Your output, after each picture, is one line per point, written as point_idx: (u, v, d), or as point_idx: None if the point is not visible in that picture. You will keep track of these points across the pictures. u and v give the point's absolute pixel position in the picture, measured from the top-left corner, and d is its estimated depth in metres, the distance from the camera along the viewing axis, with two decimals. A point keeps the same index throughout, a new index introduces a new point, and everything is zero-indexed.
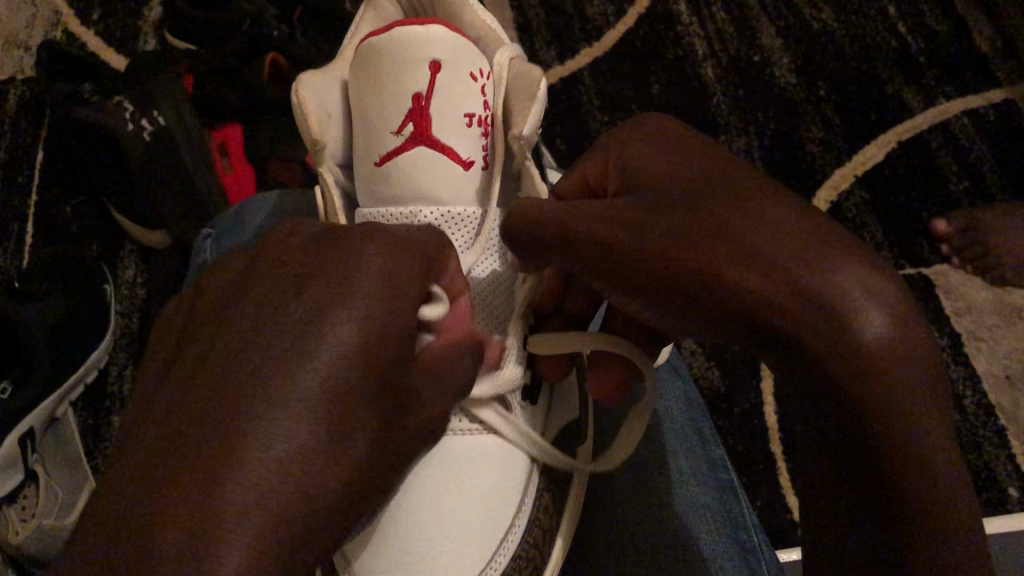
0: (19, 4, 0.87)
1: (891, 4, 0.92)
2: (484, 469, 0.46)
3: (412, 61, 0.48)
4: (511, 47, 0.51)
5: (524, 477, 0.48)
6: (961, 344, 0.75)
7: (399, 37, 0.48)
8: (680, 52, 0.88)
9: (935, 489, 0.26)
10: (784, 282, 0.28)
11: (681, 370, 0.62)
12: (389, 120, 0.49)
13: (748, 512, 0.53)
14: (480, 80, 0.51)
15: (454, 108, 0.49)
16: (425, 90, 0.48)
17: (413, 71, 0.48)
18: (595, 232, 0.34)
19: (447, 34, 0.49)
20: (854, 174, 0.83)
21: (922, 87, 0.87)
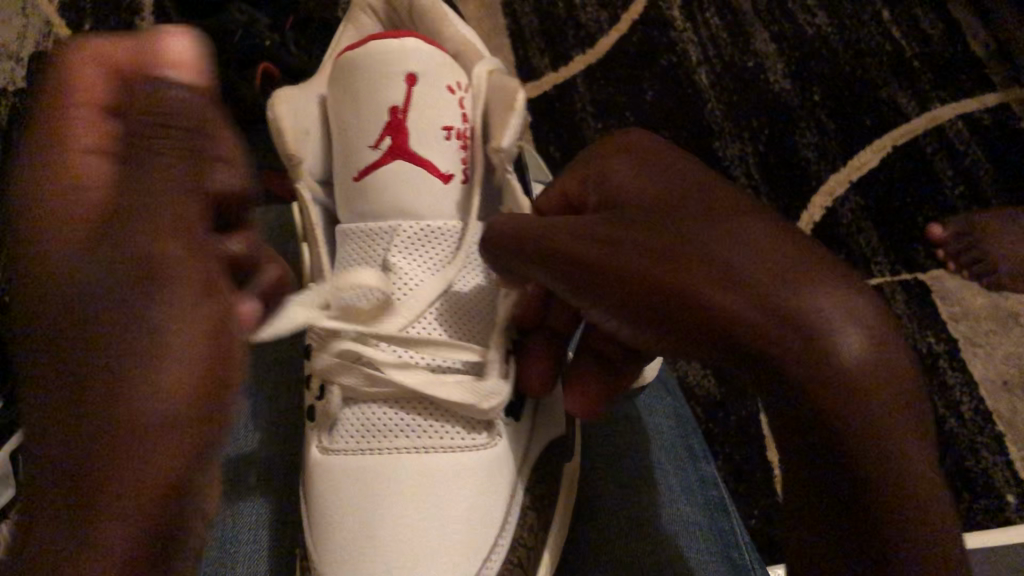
0: None
1: (886, 8, 0.92)
2: (467, 484, 0.46)
3: (387, 75, 0.49)
4: (489, 60, 0.52)
5: (508, 492, 0.48)
6: (957, 350, 0.75)
7: (373, 53, 0.49)
8: (674, 57, 0.88)
9: (909, 513, 0.26)
10: (756, 298, 0.28)
11: (669, 384, 0.61)
12: (366, 134, 0.49)
13: (738, 527, 0.53)
14: (458, 93, 0.51)
15: (430, 120, 0.49)
16: (402, 103, 0.49)
17: (388, 84, 0.49)
18: (573, 248, 0.34)
19: (421, 47, 0.49)
20: (848, 180, 0.83)
21: (916, 92, 0.87)
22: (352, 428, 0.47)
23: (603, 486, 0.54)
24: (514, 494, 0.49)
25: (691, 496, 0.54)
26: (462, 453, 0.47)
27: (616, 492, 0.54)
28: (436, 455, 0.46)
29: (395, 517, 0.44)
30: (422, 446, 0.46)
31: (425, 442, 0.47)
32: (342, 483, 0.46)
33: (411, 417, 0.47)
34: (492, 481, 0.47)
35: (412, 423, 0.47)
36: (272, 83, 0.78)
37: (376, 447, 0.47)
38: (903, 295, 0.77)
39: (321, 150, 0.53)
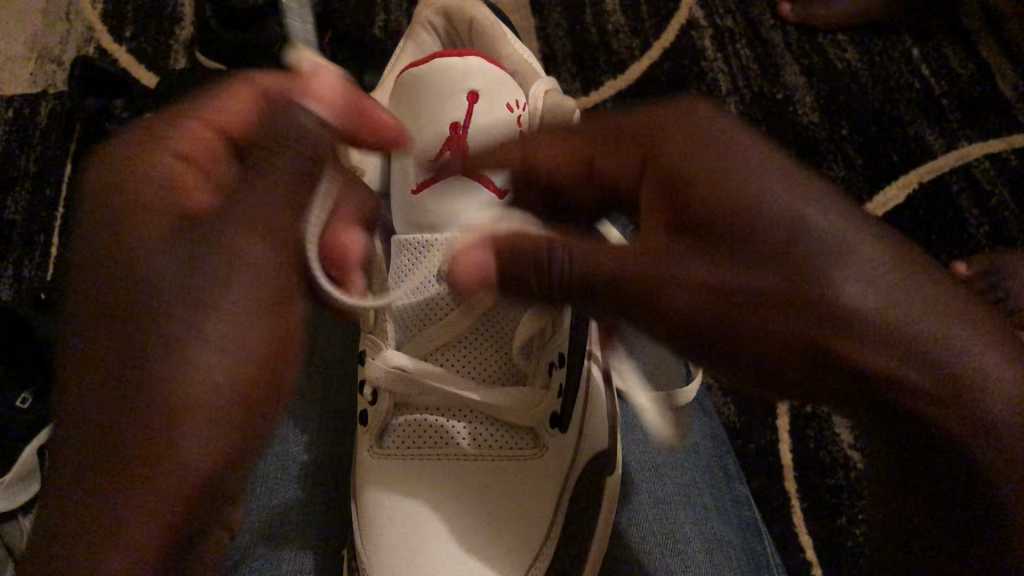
0: (55, 17, 0.90)
1: (916, 45, 0.94)
2: (517, 489, 0.50)
3: (452, 90, 0.53)
4: (546, 78, 0.55)
5: (558, 503, 0.50)
6: None
7: (439, 69, 0.53)
8: (704, 87, 0.91)
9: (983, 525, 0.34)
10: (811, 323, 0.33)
11: (707, 405, 0.63)
12: (428, 149, 0.53)
13: (770, 550, 0.55)
14: (516, 111, 0.54)
15: (488, 138, 0.52)
16: (463, 119, 0.52)
17: (451, 102, 0.52)
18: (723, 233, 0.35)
19: (484, 66, 0.54)
20: (917, 181, 0.86)
21: (943, 129, 0.89)
22: (403, 434, 0.51)
23: (647, 468, 0.55)
24: (560, 500, 0.51)
25: (729, 509, 0.55)
26: (507, 458, 0.50)
27: (654, 473, 0.55)
28: (492, 460, 0.50)
29: (433, 522, 0.48)
30: (472, 451, 0.50)
31: (477, 446, 0.50)
32: (398, 490, 0.49)
33: (464, 422, 0.50)
34: (546, 486, 0.50)
35: (466, 426, 0.50)
36: None
37: (429, 453, 0.50)
38: None
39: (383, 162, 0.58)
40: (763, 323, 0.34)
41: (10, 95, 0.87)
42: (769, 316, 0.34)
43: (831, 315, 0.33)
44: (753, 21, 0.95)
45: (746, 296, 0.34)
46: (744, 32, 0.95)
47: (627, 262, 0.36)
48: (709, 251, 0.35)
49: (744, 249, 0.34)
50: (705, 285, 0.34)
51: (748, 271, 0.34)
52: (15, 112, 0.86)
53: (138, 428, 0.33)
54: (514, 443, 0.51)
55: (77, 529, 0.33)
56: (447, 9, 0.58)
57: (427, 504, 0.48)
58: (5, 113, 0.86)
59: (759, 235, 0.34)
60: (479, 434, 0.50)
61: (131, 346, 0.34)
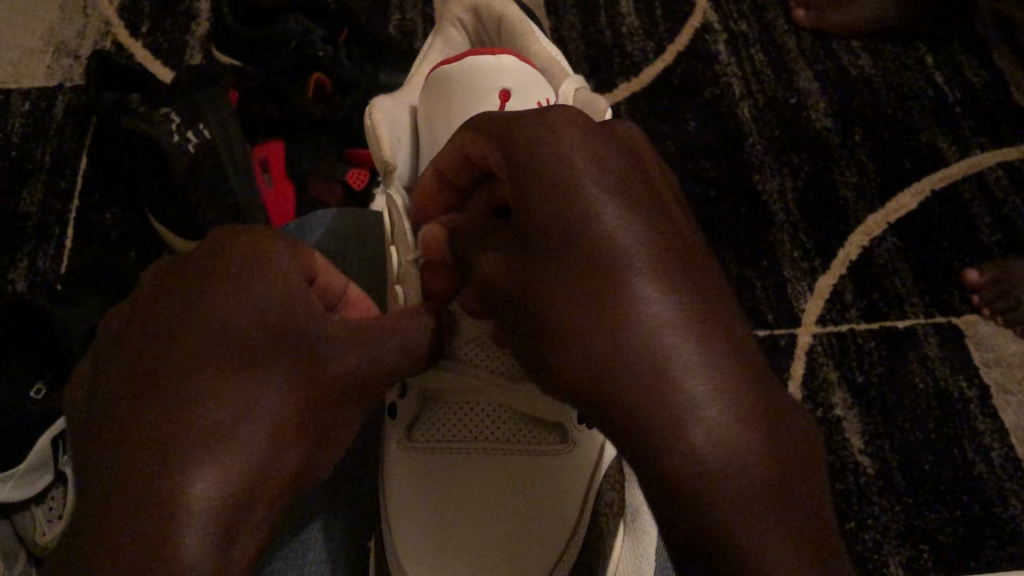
0: (73, 9, 0.91)
1: (929, 52, 0.94)
2: (552, 483, 0.49)
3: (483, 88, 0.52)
4: (576, 79, 0.55)
5: (585, 506, 0.49)
6: (989, 397, 0.77)
7: (470, 66, 0.53)
8: (718, 91, 0.92)
9: None
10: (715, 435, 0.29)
11: None
12: None
13: None
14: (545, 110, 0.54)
15: None
16: None
17: (482, 100, 0.52)
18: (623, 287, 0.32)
19: (514, 67, 0.53)
20: (930, 189, 0.87)
21: (957, 136, 0.89)
22: (434, 430, 0.52)
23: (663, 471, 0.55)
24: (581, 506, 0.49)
25: None
26: (546, 452, 0.50)
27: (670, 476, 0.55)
28: (526, 453, 0.50)
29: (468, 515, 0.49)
30: (507, 446, 0.51)
31: (509, 441, 0.51)
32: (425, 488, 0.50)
33: (502, 417, 0.51)
34: (571, 484, 0.49)
35: (502, 424, 0.51)
36: (325, 94, 0.84)
37: (466, 445, 0.51)
38: (936, 339, 0.80)
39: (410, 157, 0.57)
40: (652, 372, 0.30)
41: (26, 88, 0.87)
42: (651, 354, 0.31)
43: (725, 393, 0.30)
44: (767, 26, 0.96)
45: (629, 337, 0.31)
46: (758, 37, 0.95)
47: (549, 220, 0.34)
48: (596, 257, 0.32)
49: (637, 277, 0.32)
50: (584, 273, 0.33)
51: (637, 302, 0.31)
52: (32, 105, 0.86)
53: (184, 426, 0.33)
54: (552, 439, 0.51)
55: (156, 456, 0.31)
56: (478, 6, 0.59)
57: (465, 494, 0.49)
58: (21, 106, 0.86)
59: (682, 276, 0.32)
60: (513, 431, 0.51)
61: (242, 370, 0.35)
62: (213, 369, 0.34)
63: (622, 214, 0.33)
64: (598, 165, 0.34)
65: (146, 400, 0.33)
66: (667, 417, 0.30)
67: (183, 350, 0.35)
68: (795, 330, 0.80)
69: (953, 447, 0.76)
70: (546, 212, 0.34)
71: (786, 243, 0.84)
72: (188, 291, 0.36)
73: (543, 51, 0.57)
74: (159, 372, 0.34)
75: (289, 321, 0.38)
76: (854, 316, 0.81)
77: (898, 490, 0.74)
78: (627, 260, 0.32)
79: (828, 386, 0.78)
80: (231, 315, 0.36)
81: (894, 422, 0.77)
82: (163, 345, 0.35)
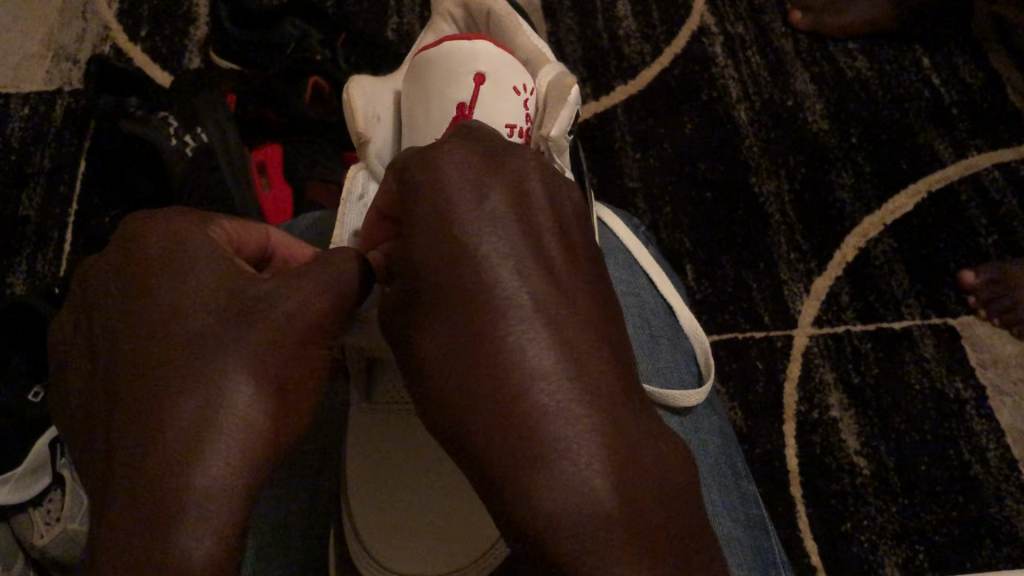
0: (72, 13, 0.91)
1: (926, 54, 0.94)
2: None
3: (458, 72, 0.54)
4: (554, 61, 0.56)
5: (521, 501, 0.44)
6: (986, 398, 0.77)
7: (447, 51, 0.54)
8: (714, 93, 0.92)
9: None
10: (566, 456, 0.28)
11: (717, 403, 0.61)
12: (433, 126, 0.54)
13: (778, 550, 0.54)
14: (523, 94, 0.55)
15: (494, 117, 0.54)
16: (468, 100, 0.54)
17: (458, 82, 0.54)
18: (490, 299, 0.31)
19: (489, 50, 0.55)
20: (927, 190, 0.87)
21: (953, 138, 0.89)
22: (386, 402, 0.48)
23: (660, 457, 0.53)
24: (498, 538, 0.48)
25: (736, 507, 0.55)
26: None
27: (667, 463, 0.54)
28: None
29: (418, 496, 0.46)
30: None
31: None
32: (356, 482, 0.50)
33: None
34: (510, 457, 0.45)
35: None
36: (322, 98, 0.84)
37: None
38: (932, 340, 0.80)
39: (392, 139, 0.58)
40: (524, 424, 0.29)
41: (26, 93, 0.87)
42: (523, 405, 0.29)
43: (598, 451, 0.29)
44: (763, 29, 0.96)
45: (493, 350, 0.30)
46: (755, 39, 0.95)
47: (429, 259, 0.32)
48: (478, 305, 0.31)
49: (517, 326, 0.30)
50: (454, 280, 0.31)
51: (517, 351, 0.30)
52: (31, 108, 0.86)
53: (178, 408, 0.31)
54: None
55: (161, 447, 0.30)
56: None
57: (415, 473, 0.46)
58: (20, 110, 0.86)
59: (561, 326, 0.31)
60: None
61: (221, 330, 0.32)
62: (175, 359, 0.32)
63: (500, 261, 0.31)
64: (495, 202, 0.32)
65: (134, 394, 0.31)
66: (520, 434, 0.29)
67: (154, 334, 0.32)
68: (791, 332, 0.80)
69: (949, 448, 0.76)
70: (428, 217, 0.33)
71: (782, 245, 0.85)
72: (143, 272, 0.33)
73: (528, 39, 0.59)
74: (140, 363, 0.32)
75: (241, 288, 0.34)
76: (850, 317, 0.81)
77: (894, 491, 0.74)
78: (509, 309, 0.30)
79: (824, 387, 0.78)
80: (192, 290, 0.33)
81: (890, 423, 0.77)
82: (137, 331, 0.32)
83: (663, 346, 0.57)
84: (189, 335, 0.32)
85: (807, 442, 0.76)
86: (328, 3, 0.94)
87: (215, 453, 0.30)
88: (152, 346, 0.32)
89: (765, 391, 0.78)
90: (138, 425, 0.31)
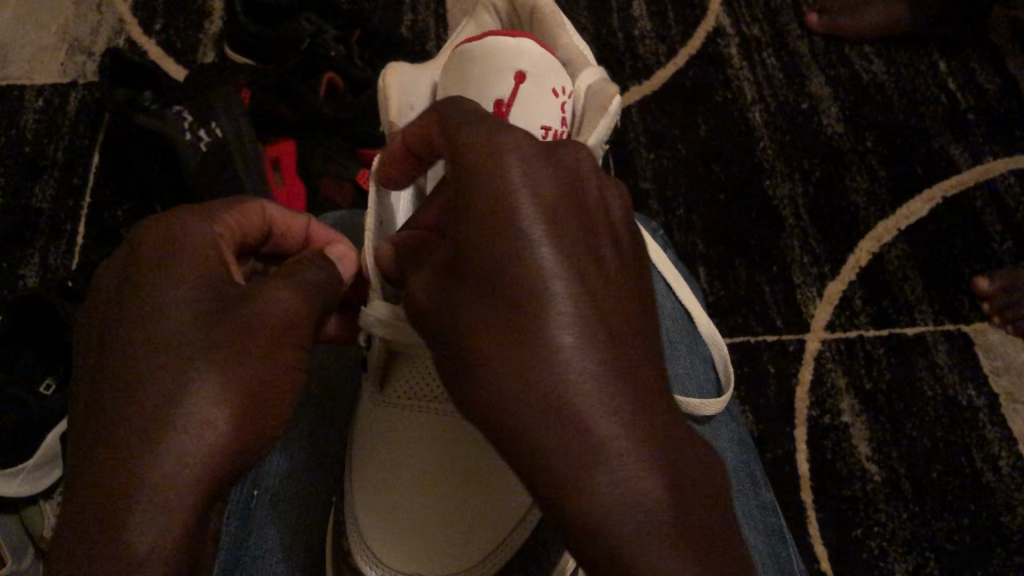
0: (87, 7, 0.91)
1: (943, 58, 0.94)
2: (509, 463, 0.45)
3: (499, 68, 0.52)
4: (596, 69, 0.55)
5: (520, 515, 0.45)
6: (999, 407, 0.77)
7: (490, 46, 0.53)
8: (729, 94, 0.92)
9: None
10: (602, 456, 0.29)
11: (738, 412, 0.61)
12: None
13: (795, 558, 0.54)
14: (561, 97, 0.54)
15: (532, 118, 0.53)
16: (507, 98, 0.52)
17: (498, 79, 0.52)
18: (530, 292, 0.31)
19: (533, 49, 0.53)
20: (941, 195, 0.86)
21: (969, 144, 0.89)
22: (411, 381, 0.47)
23: None
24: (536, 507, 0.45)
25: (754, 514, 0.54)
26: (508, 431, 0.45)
27: None
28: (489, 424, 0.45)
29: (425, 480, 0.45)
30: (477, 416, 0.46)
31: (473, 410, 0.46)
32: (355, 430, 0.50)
33: None
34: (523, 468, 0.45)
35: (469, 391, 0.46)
36: (335, 94, 0.84)
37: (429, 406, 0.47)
38: (945, 347, 0.79)
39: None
40: (566, 416, 0.29)
41: (39, 84, 0.87)
42: (542, 401, 0.30)
43: (641, 452, 0.29)
44: (779, 31, 0.95)
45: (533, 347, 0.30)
46: (771, 41, 0.95)
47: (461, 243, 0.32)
48: (519, 301, 0.31)
49: (562, 325, 0.30)
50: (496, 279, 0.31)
51: (552, 346, 0.30)
52: (46, 101, 0.86)
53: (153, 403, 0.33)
54: None
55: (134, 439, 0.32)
56: None
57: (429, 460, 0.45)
58: (35, 102, 0.86)
59: (603, 317, 0.31)
60: None
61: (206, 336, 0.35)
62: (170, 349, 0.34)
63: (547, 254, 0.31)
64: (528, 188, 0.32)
65: (120, 378, 0.33)
66: (557, 432, 0.29)
67: (149, 322, 0.35)
68: (804, 336, 0.80)
69: (961, 455, 0.75)
70: (478, 200, 0.32)
71: (795, 249, 0.84)
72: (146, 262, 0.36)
73: (572, 39, 0.58)
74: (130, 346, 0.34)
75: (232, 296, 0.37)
76: (863, 322, 0.80)
77: (905, 497, 0.74)
78: (550, 305, 0.31)
79: (836, 392, 0.78)
80: (183, 290, 0.36)
81: (902, 429, 0.77)
82: (133, 319, 0.35)
83: (682, 359, 0.57)
84: (177, 333, 0.35)
85: (818, 447, 0.76)
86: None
87: (181, 448, 0.32)
88: (150, 335, 0.34)
89: (777, 395, 0.78)
90: (117, 413, 0.33)
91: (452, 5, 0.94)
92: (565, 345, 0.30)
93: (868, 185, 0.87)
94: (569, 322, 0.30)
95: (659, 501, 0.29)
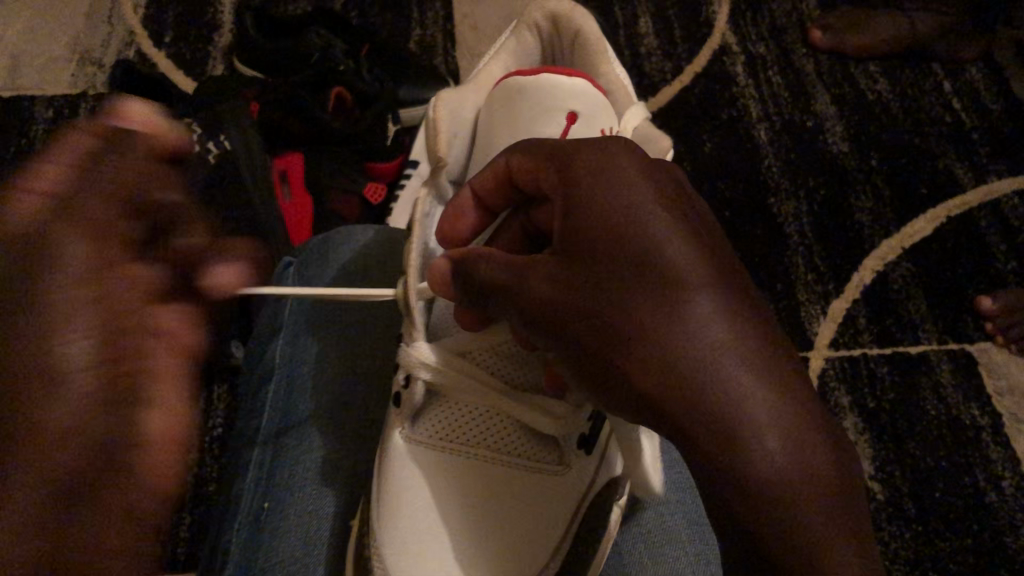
0: (98, 20, 0.92)
1: (947, 79, 0.94)
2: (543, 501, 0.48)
3: (552, 107, 0.52)
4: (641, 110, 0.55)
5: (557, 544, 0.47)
6: (1002, 427, 0.77)
7: (544, 84, 0.53)
8: (735, 112, 0.92)
9: None
10: (752, 419, 0.29)
11: None
12: None
13: None
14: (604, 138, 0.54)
15: None
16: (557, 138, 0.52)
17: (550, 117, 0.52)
18: (665, 272, 0.32)
19: (583, 90, 0.53)
20: (945, 215, 0.87)
21: (974, 165, 0.89)
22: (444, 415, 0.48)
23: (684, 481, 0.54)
24: (585, 504, 0.49)
25: None
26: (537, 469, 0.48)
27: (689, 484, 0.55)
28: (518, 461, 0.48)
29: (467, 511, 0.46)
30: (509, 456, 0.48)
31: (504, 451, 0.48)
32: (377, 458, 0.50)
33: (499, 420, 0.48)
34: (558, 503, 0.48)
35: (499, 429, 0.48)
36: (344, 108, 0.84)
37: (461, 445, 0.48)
38: (949, 366, 0.80)
39: (463, 154, 0.57)
40: (710, 391, 0.30)
41: (49, 95, 0.88)
42: (684, 378, 0.30)
43: (785, 413, 0.29)
44: (786, 49, 0.96)
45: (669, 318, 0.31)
46: (777, 59, 0.95)
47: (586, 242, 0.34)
48: (664, 285, 0.32)
49: (701, 301, 0.31)
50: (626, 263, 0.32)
51: (691, 315, 0.31)
52: (55, 112, 0.87)
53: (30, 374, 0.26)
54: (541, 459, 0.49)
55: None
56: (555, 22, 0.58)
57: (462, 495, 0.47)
58: (45, 113, 0.87)
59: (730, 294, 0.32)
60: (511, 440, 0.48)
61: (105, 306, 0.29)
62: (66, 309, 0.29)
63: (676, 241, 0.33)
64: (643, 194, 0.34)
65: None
66: (706, 400, 0.29)
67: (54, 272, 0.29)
68: (808, 355, 0.80)
69: (964, 475, 0.75)
70: (602, 203, 0.34)
71: (800, 267, 0.84)
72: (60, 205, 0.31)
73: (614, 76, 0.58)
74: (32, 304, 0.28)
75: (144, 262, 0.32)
76: (867, 340, 0.81)
77: (910, 516, 0.74)
78: (682, 281, 0.31)
79: (840, 410, 0.78)
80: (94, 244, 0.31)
81: (906, 448, 0.77)
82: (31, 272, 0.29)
83: None
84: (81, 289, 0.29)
85: None
86: (352, 15, 0.95)
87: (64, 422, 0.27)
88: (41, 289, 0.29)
89: None
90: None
91: (460, 21, 0.95)
92: (698, 311, 0.31)
93: (873, 204, 0.88)
94: (704, 297, 0.31)
95: (827, 478, 0.28)
